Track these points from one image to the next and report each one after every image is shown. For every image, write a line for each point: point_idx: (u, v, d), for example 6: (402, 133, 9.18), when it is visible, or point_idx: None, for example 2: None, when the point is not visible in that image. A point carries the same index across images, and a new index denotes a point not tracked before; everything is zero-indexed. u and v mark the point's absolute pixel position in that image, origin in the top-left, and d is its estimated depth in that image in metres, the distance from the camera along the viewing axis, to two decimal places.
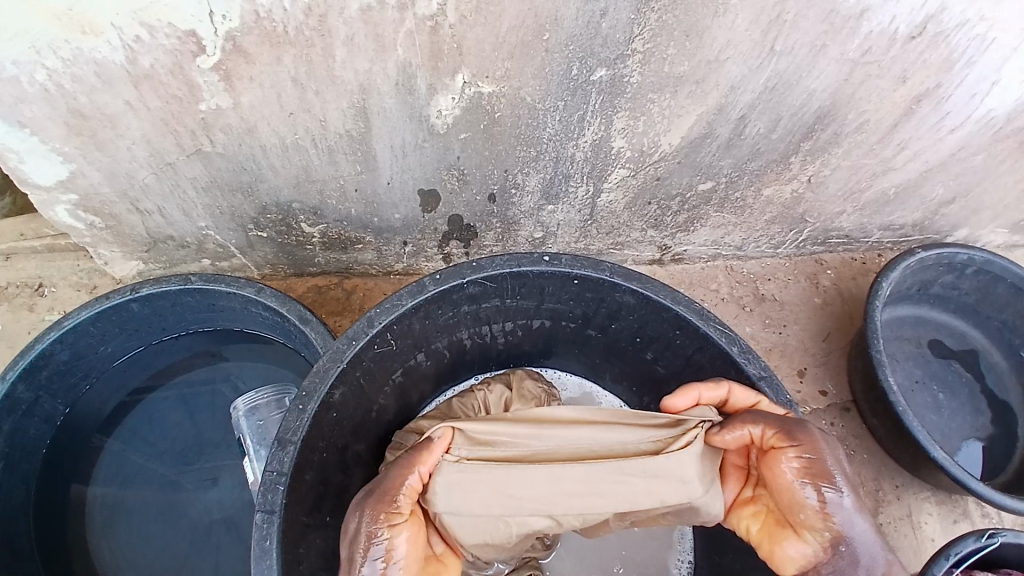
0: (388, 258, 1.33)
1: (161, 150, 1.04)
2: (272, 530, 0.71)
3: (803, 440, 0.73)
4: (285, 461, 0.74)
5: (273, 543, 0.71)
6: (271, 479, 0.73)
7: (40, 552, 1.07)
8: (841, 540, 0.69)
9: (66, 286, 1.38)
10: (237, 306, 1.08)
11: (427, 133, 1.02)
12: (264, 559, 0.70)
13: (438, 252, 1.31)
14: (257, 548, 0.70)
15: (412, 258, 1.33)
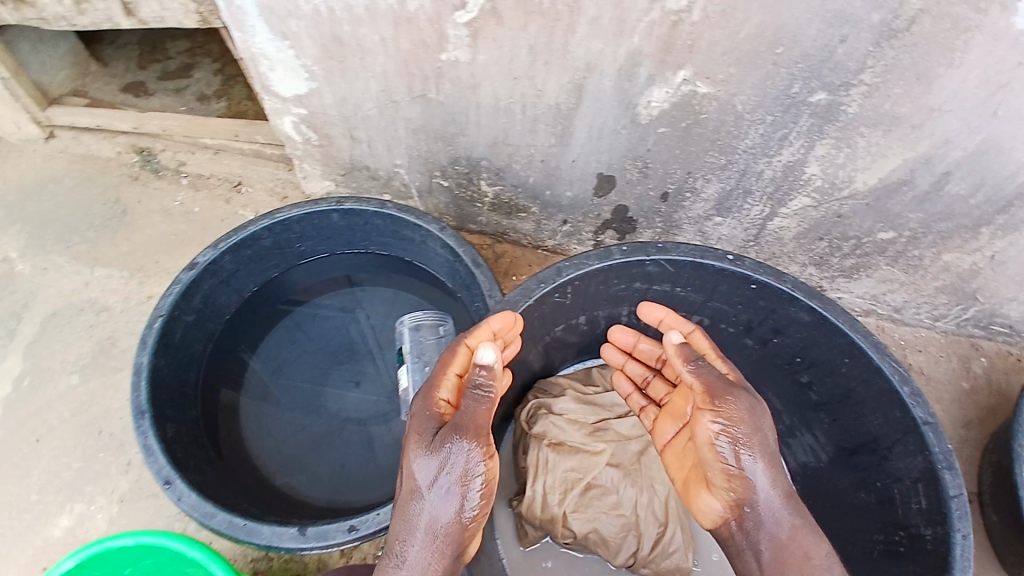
0: (543, 232, 1.41)
1: (393, 87, 1.18)
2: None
3: (723, 406, 0.73)
4: None
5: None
6: (459, 376, 0.83)
7: (201, 402, 1.18)
8: (750, 504, 0.73)
9: (262, 189, 1.58)
10: (417, 238, 1.21)
11: (630, 120, 1.09)
12: None
13: (591, 238, 1.38)
14: None
15: (565, 238, 1.41)
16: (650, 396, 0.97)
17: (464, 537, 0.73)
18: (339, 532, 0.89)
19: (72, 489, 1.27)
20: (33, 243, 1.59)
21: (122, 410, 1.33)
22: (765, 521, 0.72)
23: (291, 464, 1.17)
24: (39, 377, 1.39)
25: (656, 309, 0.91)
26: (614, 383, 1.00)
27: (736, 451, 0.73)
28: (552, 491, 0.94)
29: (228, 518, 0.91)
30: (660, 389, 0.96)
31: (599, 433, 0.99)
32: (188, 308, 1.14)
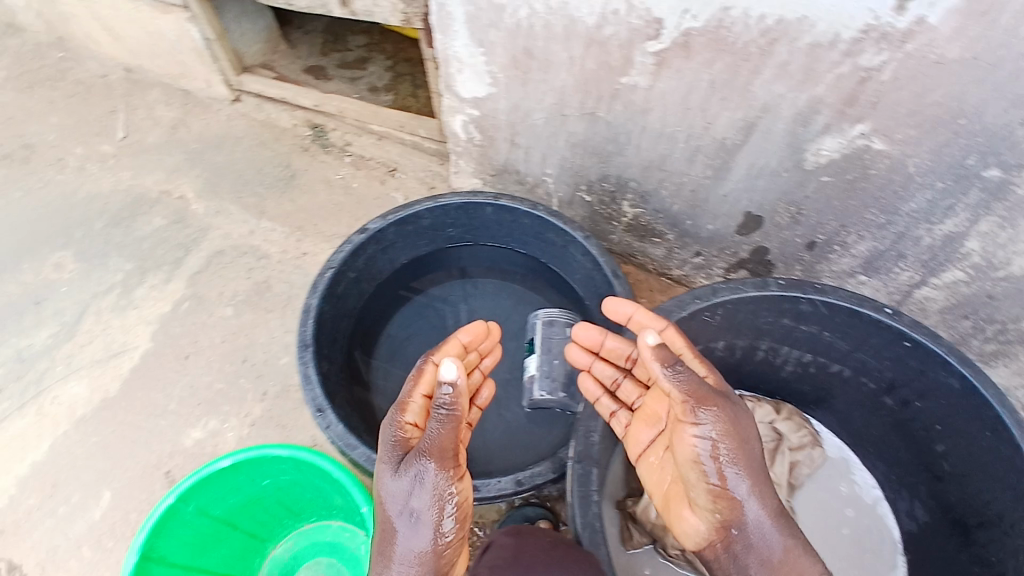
0: (672, 260, 1.50)
1: (566, 102, 1.27)
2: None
3: (709, 417, 0.79)
4: None
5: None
6: None
7: (346, 351, 1.31)
8: (738, 526, 0.79)
9: (412, 178, 1.78)
10: (558, 243, 1.30)
11: (794, 163, 1.14)
12: None
13: (720, 273, 1.47)
14: None
15: (693, 270, 1.48)
16: (619, 398, 1.04)
17: (441, 561, 0.78)
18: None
19: (210, 405, 1.42)
20: (210, 188, 1.81)
21: (265, 346, 1.50)
22: (756, 544, 0.78)
23: None
24: (198, 304, 1.58)
25: (622, 304, 0.95)
26: (581, 382, 1.05)
27: (719, 460, 0.79)
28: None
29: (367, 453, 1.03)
30: (629, 391, 1.04)
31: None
32: (354, 266, 1.27)
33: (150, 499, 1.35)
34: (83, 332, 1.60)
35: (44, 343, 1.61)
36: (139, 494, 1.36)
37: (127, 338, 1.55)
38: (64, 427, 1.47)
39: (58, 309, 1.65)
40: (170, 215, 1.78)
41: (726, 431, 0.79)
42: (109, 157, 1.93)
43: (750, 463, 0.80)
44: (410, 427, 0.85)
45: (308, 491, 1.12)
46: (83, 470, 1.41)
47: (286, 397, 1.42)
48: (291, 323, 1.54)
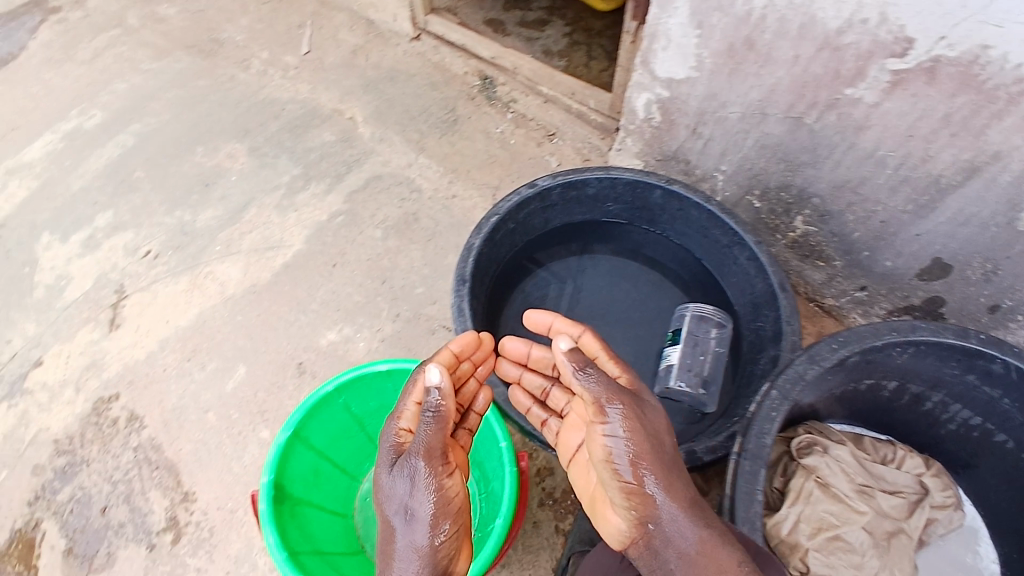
0: (829, 288, 1.52)
1: (773, 102, 1.24)
2: (777, 408, 0.86)
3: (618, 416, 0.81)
4: (808, 373, 0.89)
5: (779, 416, 0.85)
6: (794, 376, 0.89)
7: (487, 296, 1.35)
8: (654, 521, 0.77)
9: (570, 145, 1.79)
10: (722, 242, 1.31)
11: (1006, 221, 1.11)
12: (765, 424, 0.85)
13: (880, 313, 1.48)
14: (766, 412, 0.85)
15: (851, 302, 1.51)
16: (548, 406, 1.07)
17: (437, 558, 0.74)
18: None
19: (350, 313, 1.51)
20: (377, 115, 1.89)
21: (405, 272, 1.58)
22: (670, 536, 0.75)
23: None
24: (352, 220, 1.67)
25: (541, 313, 1.06)
26: (513, 395, 1.08)
27: (633, 457, 0.79)
28: (804, 524, 1.02)
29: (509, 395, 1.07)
30: (558, 399, 1.05)
31: (865, 495, 1.05)
32: (514, 217, 1.30)
33: (278, 383, 1.40)
34: (246, 221, 1.67)
35: (208, 223, 1.67)
36: (271, 378, 1.41)
37: (283, 236, 1.64)
38: (214, 300, 1.54)
39: (225, 195, 1.73)
40: (338, 132, 1.86)
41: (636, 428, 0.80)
42: (291, 68, 2.01)
43: (666, 464, 0.80)
44: (405, 433, 0.85)
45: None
46: (225, 343, 1.46)
47: (417, 323, 1.50)
48: (431, 258, 1.60)
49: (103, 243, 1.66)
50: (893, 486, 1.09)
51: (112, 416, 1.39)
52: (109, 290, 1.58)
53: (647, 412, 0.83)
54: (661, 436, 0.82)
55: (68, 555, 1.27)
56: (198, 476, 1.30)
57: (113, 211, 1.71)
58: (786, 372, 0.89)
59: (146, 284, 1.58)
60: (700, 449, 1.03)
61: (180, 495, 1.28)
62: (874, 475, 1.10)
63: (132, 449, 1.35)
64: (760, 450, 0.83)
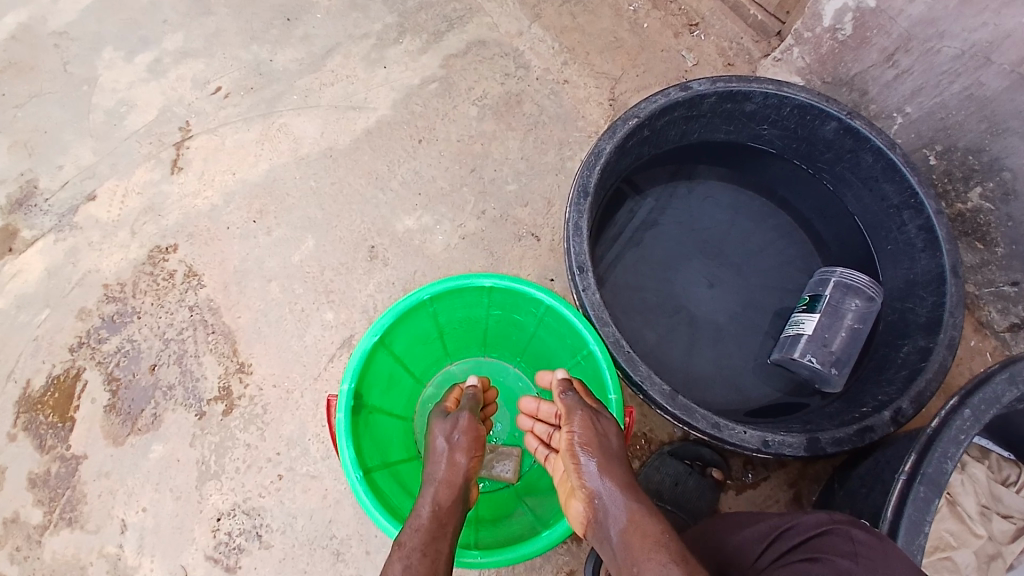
0: (974, 273, 1.24)
1: (1008, 45, 0.98)
2: (968, 431, 0.66)
3: (576, 416, 0.76)
4: (1009, 395, 0.68)
5: (970, 442, 0.66)
6: (993, 395, 0.67)
7: (602, 213, 1.18)
8: (597, 498, 0.70)
9: (713, 44, 1.47)
10: (887, 203, 1.08)
11: None
12: (950, 447, 0.66)
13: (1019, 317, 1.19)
14: (953, 433, 0.66)
15: (990, 295, 1.22)
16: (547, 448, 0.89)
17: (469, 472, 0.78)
18: (705, 422, 0.86)
19: (431, 199, 1.35)
20: None
21: (497, 162, 1.38)
22: (608, 512, 0.68)
23: (628, 314, 1.18)
24: (446, 89, 1.45)
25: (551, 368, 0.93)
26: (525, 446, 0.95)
27: (588, 456, 0.72)
28: None
29: (616, 336, 0.90)
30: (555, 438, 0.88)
31: (982, 519, 0.86)
32: (652, 124, 1.08)
33: (347, 265, 1.29)
34: (328, 71, 1.47)
35: (287, 66, 1.47)
36: (338, 255, 1.30)
37: (367, 95, 1.44)
38: (285, 157, 1.38)
39: (309, 35, 1.50)
40: None
41: (595, 431, 0.74)
42: None
43: (618, 466, 0.72)
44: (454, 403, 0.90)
45: (527, 332, 1.05)
46: (295, 209, 1.33)
47: (502, 226, 1.33)
48: (530, 152, 1.39)
49: (170, 71, 1.48)
50: (1012, 512, 0.88)
51: (168, 269, 1.32)
52: (174, 125, 1.43)
53: (605, 417, 0.78)
54: (620, 445, 0.75)
55: (112, 409, 1.23)
56: (257, 348, 1.25)
57: (184, 34, 1.51)
58: (982, 386, 0.68)
59: (214, 126, 1.43)
60: (825, 438, 0.87)
61: (235, 365, 1.24)
62: (992, 494, 0.88)
63: (188, 307, 1.29)
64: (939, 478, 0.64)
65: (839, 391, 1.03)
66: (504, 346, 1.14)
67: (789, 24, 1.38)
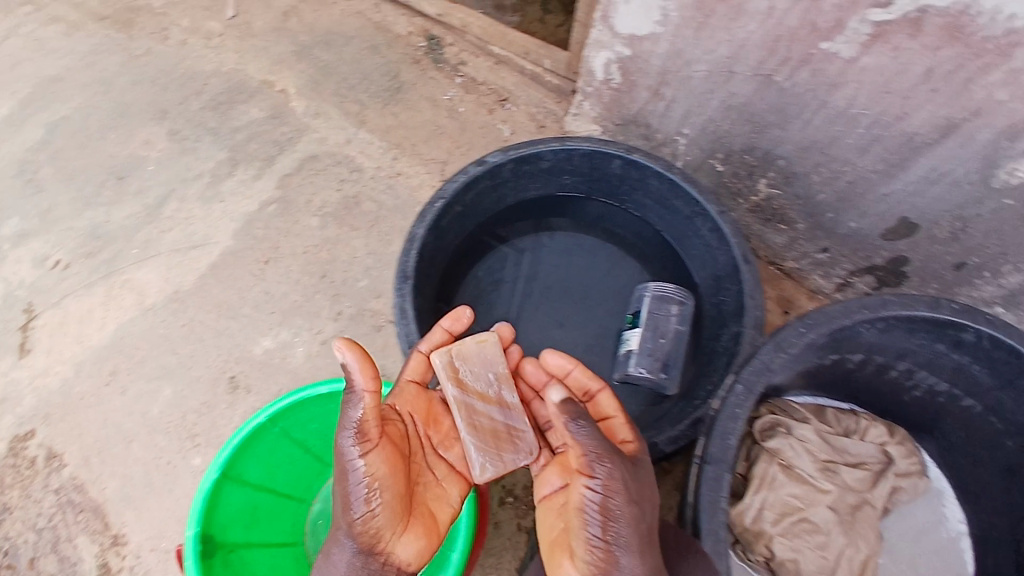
0: (790, 250, 1.39)
1: (742, 57, 1.08)
2: (744, 405, 0.79)
3: (608, 473, 0.74)
4: (775, 361, 0.80)
5: (744, 413, 0.78)
6: (761, 368, 0.80)
7: (436, 290, 1.23)
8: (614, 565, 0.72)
9: (524, 112, 1.62)
10: (686, 213, 1.19)
11: (981, 178, 1.01)
12: (728, 423, 0.78)
13: (841, 275, 1.36)
14: (730, 410, 0.78)
15: (810, 265, 1.39)
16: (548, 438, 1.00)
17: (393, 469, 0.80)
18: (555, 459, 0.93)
19: (287, 313, 1.40)
20: (312, 85, 1.68)
21: (346, 263, 1.45)
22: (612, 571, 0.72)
23: None
24: (285, 208, 1.52)
25: (559, 357, 0.91)
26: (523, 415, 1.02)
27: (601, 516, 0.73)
28: (768, 511, 0.95)
29: None
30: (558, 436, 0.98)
31: (829, 472, 0.97)
32: (460, 201, 1.16)
33: (209, 402, 1.32)
34: (167, 218, 1.52)
35: (126, 223, 1.52)
36: (201, 395, 1.33)
37: (208, 232, 1.50)
38: (131, 313, 1.42)
39: (143, 189, 1.56)
40: (268, 108, 1.65)
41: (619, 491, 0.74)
42: (215, 36, 1.74)
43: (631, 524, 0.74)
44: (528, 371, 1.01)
45: (303, 414, 1.09)
46: (148, 361, 1.37)
47: (361, 320, 1.39)
48: (375, 246, 1.47)
49: (9, 255, 1.50)
50: (847, 454, 1.00)
51: (29, 456, 1.31)
52: (18, 310, 1.44)
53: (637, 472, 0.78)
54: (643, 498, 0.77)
55: None
56: (128, 514, 1.25)
57: (19, 216, 1.54)
58: (750, 361, 0.80)
59: (58, 300, 1.44)
60: (662, 440, 0.94)
61: (109, 539, 1.23)
62: (827, 446, 1.00)
63: (54, 490, 1.28)
64: (724, 454, 0.77)
65: (676, 391, 1.13)
66: None
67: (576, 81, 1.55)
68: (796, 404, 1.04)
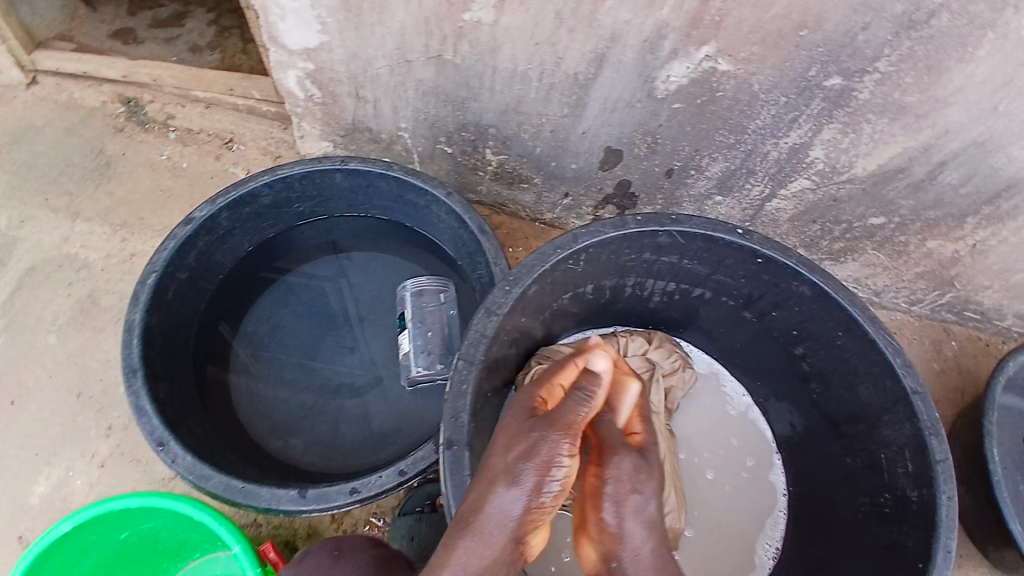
0: (543, 205, 1.44)
1: (409, 47, 1.11)
2: (469, 378, 0.75)
3: (609, 468, 0.69)
4: (489, 326, 0.79)
5: (470, 388, 0.75)
6: (476, 336, 0.78)
7: (193, 363, 1.15)
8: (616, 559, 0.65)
9: (254, 148, 1.52)
10: (422, 203, 1.18)
11: (646, 94, 1.07)
12: (459, 401, 0.74)
13: (591, 212, 1.41)
14: (455, 389, 0.74)
15: (564, 211, 1.43)
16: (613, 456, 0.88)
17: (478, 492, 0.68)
18: (342, 497, 0.89)
19: (53, 449, 1.27)
20: (10, 192, 1.50)
21: (101, 371, 1.32)
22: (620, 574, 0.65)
23: (284, 429, 1.15)
24: (13, 336, 1.36)
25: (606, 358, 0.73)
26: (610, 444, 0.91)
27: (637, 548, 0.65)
28: None
29: (225, 480, 0.91)
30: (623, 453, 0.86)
31: None
32: (182, 266, 1.11)
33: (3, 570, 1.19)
34: None
35: None
36: None
37: None
38: None
39: None
40: None
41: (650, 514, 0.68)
42: None
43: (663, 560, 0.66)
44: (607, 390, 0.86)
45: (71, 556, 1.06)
46: None
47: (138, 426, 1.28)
48: None
49: None
50: None
51: None
52: None
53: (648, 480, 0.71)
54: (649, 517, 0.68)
55: None
56: None
57: None
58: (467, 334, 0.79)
59: None
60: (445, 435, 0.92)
61: None
62: None
63: None
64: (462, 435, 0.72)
65: None
66: (189, 546, 1.14)
67: (280, 105, 1.46)
68: (562, 346, 1.06)
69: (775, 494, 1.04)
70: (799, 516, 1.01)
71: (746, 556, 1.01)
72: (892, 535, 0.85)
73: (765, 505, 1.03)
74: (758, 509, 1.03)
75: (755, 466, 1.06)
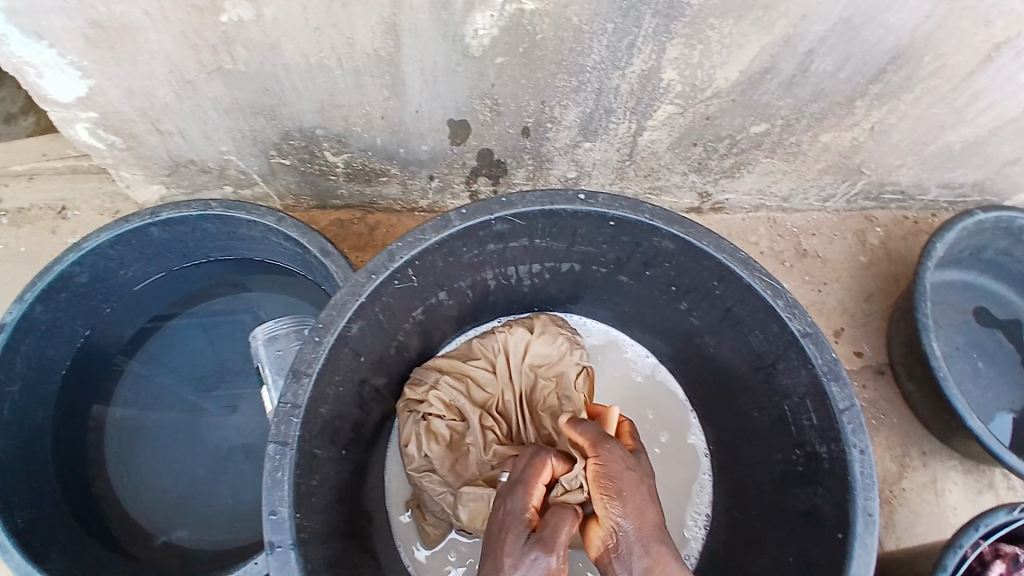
0: (412, 194, 1.27)
1: (181, 66, 0.94)
2: (285, 462, 0.68)
3: (602, 449, 0.73)
4: (301, 393, 0.70)
5: (287, 475, 0.67)
6: (286, 410, 0.69)
7: (59, 469, 1.05)
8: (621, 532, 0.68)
9: (89, 210, 1.35)
10: (257, 234, 1.03)
11: (462, 55, 0.92)
12: (276, 490, 0.67)
13: (465, 189, 1.25)
14: (269, 479, 0.67)
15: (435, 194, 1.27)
16: None
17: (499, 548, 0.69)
18: None
19: None
20: None
21: None
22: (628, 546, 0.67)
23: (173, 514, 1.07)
24: None
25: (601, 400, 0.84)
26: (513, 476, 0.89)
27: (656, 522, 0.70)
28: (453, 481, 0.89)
29: None
30: None
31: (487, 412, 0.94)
32: (9, 379, 0.98)
33: None
34: None
35: None
36: None
37: None
38: None
39: None
40: None
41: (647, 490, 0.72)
42: None
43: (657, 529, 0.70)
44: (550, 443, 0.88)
45: None
46: None
47: None
48: None
49: None
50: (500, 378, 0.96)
51: None
52: None
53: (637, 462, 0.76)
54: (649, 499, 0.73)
55: None
56: None
57: None
58: (276, 408, 0.69)
59: None
60: None
61: None
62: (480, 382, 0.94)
63: None
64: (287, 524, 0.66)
65: None
66: None
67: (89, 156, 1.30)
68: (438, 361, 0.96)
69: (697, 458, 0.99)
70: (726, 479, 0.95)
71: (676, 531, 0.96)
72: (809, 499, 0.79)
73: (686, 473, 0.98)
74: (679, 479, 0.98)
75: (669, 434, 1.00)
